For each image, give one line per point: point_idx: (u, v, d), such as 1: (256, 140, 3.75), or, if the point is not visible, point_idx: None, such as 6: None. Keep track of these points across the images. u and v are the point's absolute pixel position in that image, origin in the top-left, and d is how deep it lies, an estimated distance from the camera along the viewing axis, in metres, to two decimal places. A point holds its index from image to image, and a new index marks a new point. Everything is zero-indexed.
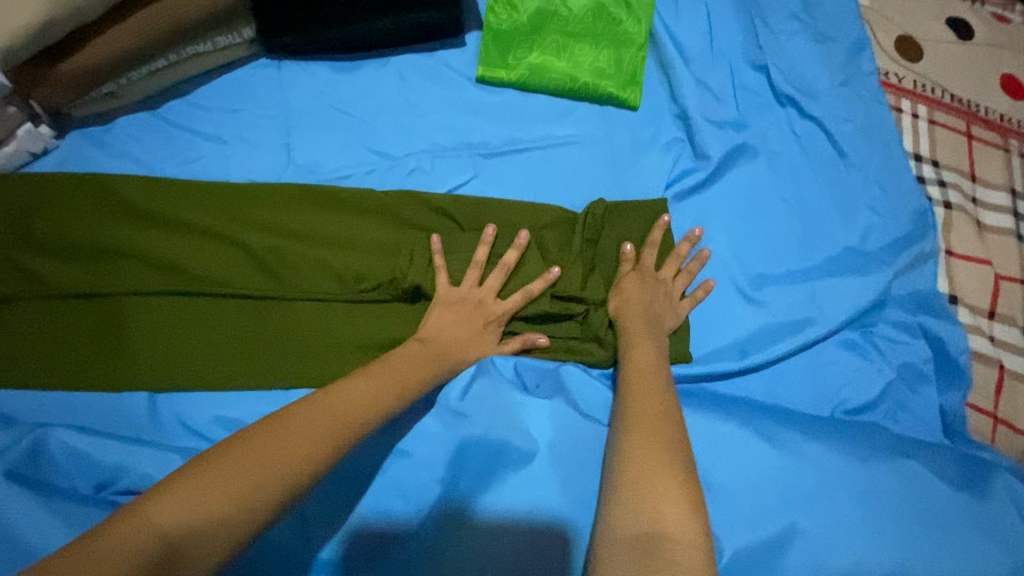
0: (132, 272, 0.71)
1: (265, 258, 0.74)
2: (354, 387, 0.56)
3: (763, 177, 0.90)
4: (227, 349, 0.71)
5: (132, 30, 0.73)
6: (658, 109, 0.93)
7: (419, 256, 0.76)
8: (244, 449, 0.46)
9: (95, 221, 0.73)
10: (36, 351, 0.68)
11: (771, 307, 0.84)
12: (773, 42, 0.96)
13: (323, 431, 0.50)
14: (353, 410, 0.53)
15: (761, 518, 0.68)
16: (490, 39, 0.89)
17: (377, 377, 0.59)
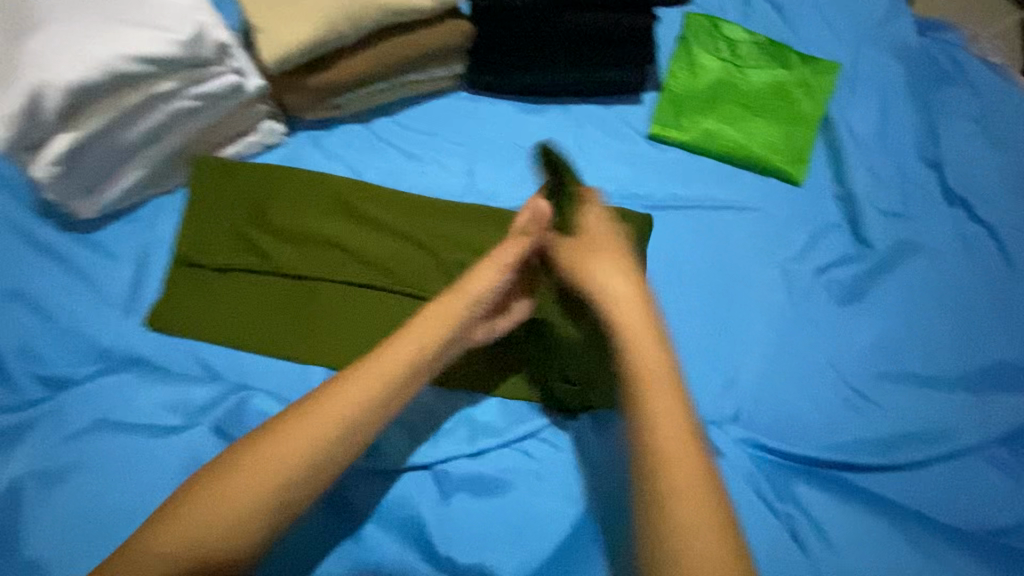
0: (343, 263, 0.79)
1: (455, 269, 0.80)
2: (321, 411, 0.50)
3: (923, 274, 0.89)
4: None
5: (374, 56, 0.84)
6: (822, 188, 0.94)
7: None
8: (223, 477, 0.48)
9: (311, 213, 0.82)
10: (252, 321, 0.76)
11: (921, 407, 0.82)
12: (950, 141, 0.96)
13: (284, 473, 0.48)
14: (317, 445, 0.49)
15: None
16: (668, 100, 0.95)
17: (324, 405, 0.50)
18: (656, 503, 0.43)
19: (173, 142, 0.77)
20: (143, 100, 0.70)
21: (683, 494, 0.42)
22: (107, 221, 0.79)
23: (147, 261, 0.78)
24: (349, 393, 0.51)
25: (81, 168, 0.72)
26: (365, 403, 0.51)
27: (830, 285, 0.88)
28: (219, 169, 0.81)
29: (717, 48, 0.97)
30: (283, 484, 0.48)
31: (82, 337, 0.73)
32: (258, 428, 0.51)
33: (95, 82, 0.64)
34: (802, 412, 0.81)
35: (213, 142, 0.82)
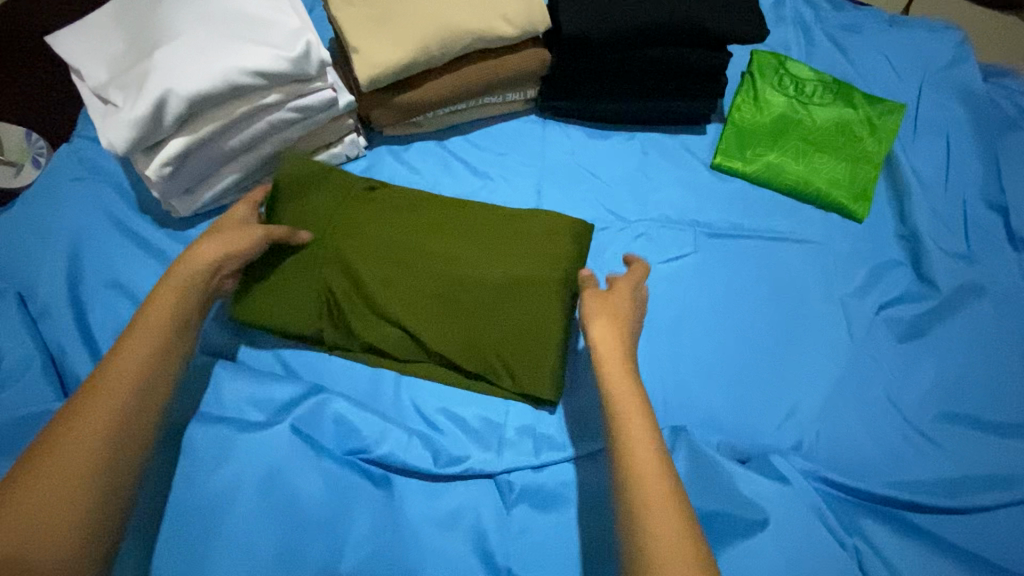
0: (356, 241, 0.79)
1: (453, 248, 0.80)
2: (84, 413, 0.57)
3: (987, 317, 0.88)
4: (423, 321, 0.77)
5: (455, 79, 0.88)
6: (884, 226, 0.95)
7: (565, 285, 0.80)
8: (50, 453, 0.55)
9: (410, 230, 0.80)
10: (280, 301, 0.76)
11: (984, 452, 0.81)
12: (1015, 187, 0.96)
13: (82, 467, 0.55)
14: (101, 430, 0.57)
15: None
16: (733, 133, 0.98)
17: (95, 394, 0.59)
18: (654, 538, 0.52)
19: (268, 150, 0.82)
20: (251, 110, 0.75)
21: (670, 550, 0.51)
22: (199, 222, 0.86)
23: None
24: (105, 390, 0.59)
25: (186, 170, 0.77)
26: (127, 392, 0.60)
27: (891, 323, 0.88)
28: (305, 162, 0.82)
29: (782, 85, 1.00)
30: (99, 471, 0.56)
31: None
32: (36, 441, 0.57)
33: (214, 93, 0.70)
34: (862, 448, 0.80)
35: (301, 152, 0.87)
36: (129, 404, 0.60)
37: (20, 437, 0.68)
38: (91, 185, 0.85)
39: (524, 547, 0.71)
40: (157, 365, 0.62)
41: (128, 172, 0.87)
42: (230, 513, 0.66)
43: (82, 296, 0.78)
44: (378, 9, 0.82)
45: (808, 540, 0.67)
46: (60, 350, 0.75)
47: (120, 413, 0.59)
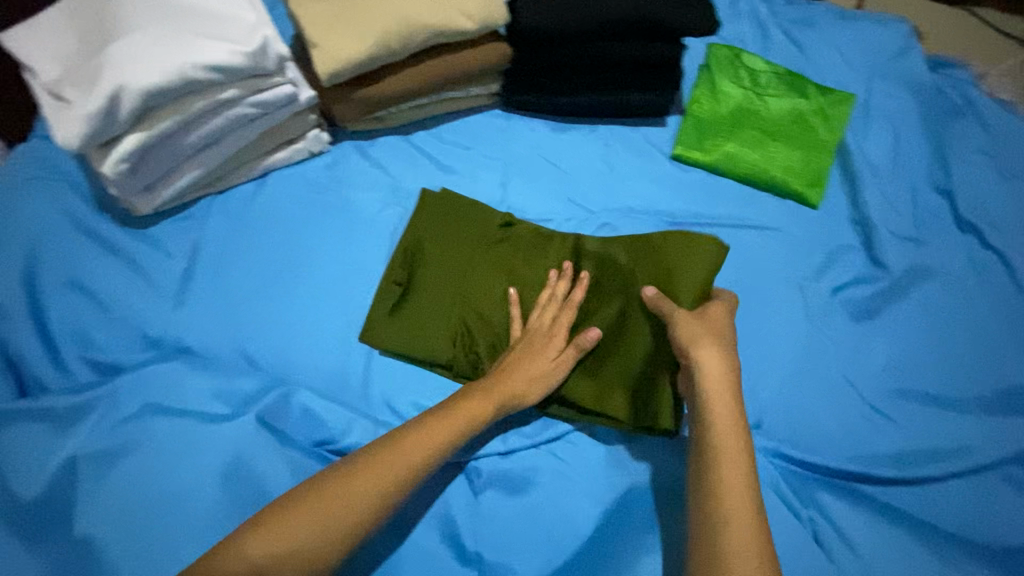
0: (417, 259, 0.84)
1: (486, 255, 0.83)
2: (391, 458, 0.61)
3: (935, 296, 0.92)
4: (424, 323, 0.79)
5: (417, 73, 0.89)
6: (839, 212, 0.98)
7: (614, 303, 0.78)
8: (315, 497, 0.57)
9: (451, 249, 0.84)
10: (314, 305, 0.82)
11: (935, 426, 0.84)
12: (960, 172, 1.01)
13: (359, 505, 0.57)
14: (392, 479, 0.59)
15: None
16: (692, 124, 1.00)
17: (401, 440, 0.62)
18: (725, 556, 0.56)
19: (230, 146, 0.82)
20: (210, 105, 0.75)
21: (742, 538, 0.57)
22: (161, 219, 0.85)
23: (196, 258, 0.83)
24: (408, 439, 0.63)
25: (145, 166, 0.77)
26: (418, 454, 0.62)
27: (846, 304, 0.92)
28: (450, 200, 0.88)
29: (739, 77, 1.03)
30: (366, 512, 0.58)
31: (135, 325, 0.77)
32: (343, 460, 0.61)
33: (169, 87, 0.69)
34: (821, 425, 0.83)
35: (263, 148, 0.87)
36: (422, 467, 0.62)
37: None
38: (48, 183, 0.84)
39: (492, 532, 0.72)
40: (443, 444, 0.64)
41: (86, 170, 0.86)
42: (192, 505, 0.65)
43: (41, 295, 0.77)
44: (336, 4, 0.83)
45: (760, 508, 0.72)
46: (18, 350, 0.74)
47: (421, 467, 0.61)
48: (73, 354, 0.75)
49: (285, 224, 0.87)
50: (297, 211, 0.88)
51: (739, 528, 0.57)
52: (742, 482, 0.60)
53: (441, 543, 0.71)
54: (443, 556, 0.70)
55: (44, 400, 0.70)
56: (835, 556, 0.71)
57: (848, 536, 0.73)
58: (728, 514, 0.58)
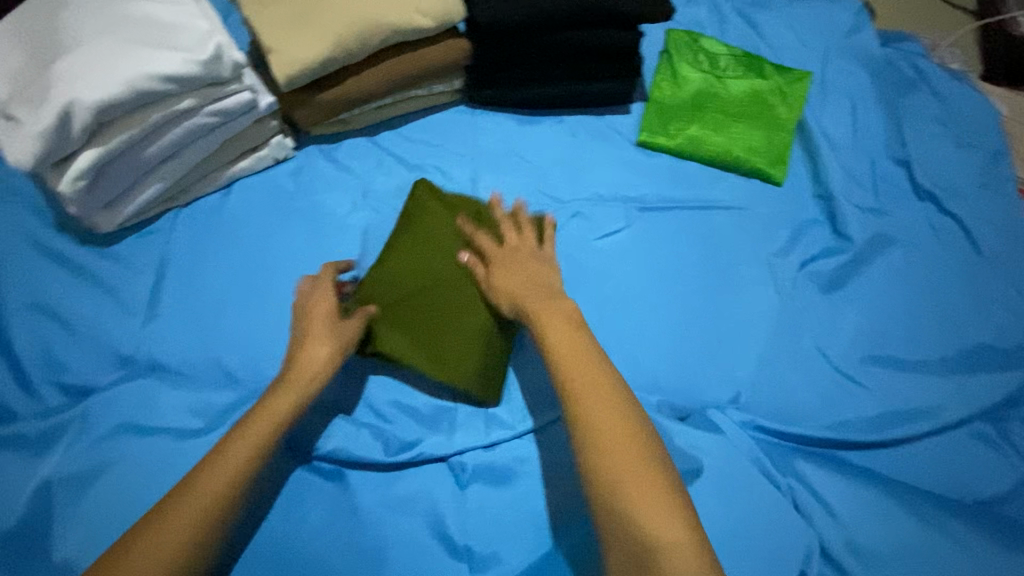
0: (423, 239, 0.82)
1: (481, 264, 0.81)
2: (231, 449, 0.61)
3: (899, 264, 0.95)
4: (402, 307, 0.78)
5: (377, 72, 0.88)
6: (802, 187, 1.00)
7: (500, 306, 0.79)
8: (146, 531, 0.55)
9: (432, 255, 0.81)
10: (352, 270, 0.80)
11: (906, 388, 0.86)
12: (916, 141, 1.04)
13: (197, 513, 0.57)
14: (227, 479, 0.59)
15: None
16: (655, 110, 1.01)
17: (245, 432, 0.62)
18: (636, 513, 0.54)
19: (191, 157, 0.81)
20: (166, 117, 0.74)
21: (637, 482, 0.55)
22: (126, 235, 0.84)
23: (164, 273, 0.82)
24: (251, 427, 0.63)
25: (104, 183, 0.75)
26: (260, 437, 0.62)
27: (814, 277, 0.94)
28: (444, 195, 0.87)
29: (698, 61, 1.04)
30: (220, 508, 0.58)
31: (105, 344, 0.76)
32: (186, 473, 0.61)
33: (122, 100, 0.68)
34: (796, 395, 0.85)
35: (226, 158, 0.87)
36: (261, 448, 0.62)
37: None
38: (5, 207, 0.82)
39: (481, 523, 0.72)
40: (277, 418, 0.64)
41: (44, 190, 0.83)
42: None
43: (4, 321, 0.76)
44: (291, 8, 0.82)
45: (740, 479, 0.74)
46: None
47: (255, 454, 0.62)
48: (42, 378, 0.73)
49: (253, 233, 0.86)
50: (264, 218, 0.88)
51: (625, 473, 0.55)
52: (627, 433, 0.58)
53: (431, 538, 0.71)
54: (434, 550, 0.70)
55: (15, 427, 0.69)
56: (816, 520, 0.73)
57: (827, 500, 0.75)
58: (610, 456, 0.56)
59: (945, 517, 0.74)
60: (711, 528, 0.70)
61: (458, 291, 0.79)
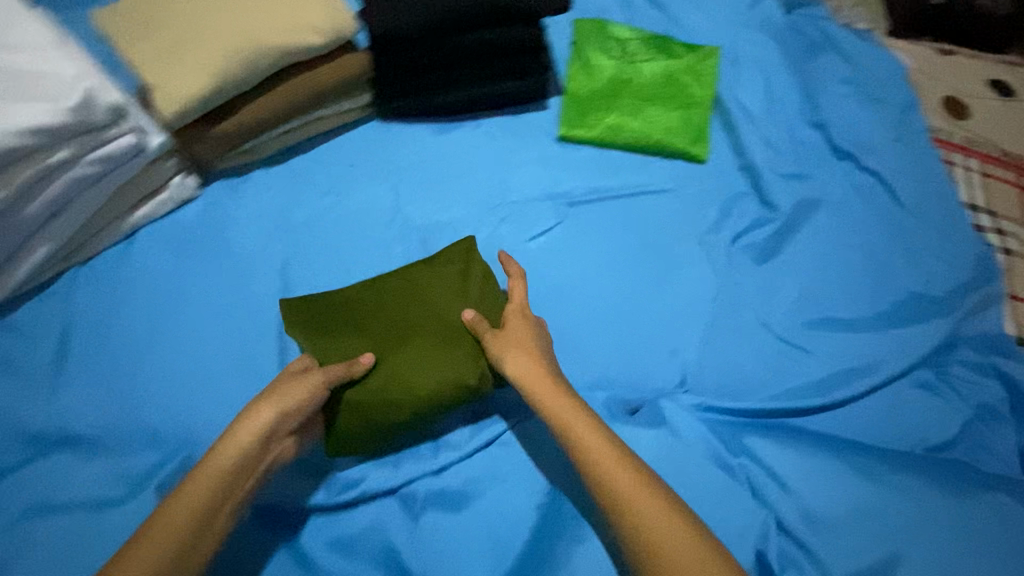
0: (408, 281, 0.78)
1: (452, 332, 0.74)
2: (188, 494, 0.56)
3: (827, 226, 0.96)
4: (353, 337, 0.73)
5: (275, 97, 0.85)
6: (726, 162, 1.01)
7: (444, 371, 0.72)
8: (131, 552, 0.53)
9: (433, 307, 0.75)
10: (365, 293, 0.77)
11: (845, 348, 0.87)
12: (828, 104, 1.05)
13: (188, 525, 0.55)
14: (218, 487, 0.58)
15: (862, 548, 0.70)
16: (571, 102, 1.00)
17: (209, 468, 0.58)
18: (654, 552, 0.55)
19: (80, 212, 0.76)
20: (39, 174, 0.69)
21: (632, 489, 0.58)
22: (21, 301, 0.78)
23: (70, 338, 0.77)
24: (202, 479, 0.57)
25: None
26: (200, 502, 0.56)
27: (747, 251, 0.94)
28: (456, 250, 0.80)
29: (608, 48, 1.04)
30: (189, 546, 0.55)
31: (10, 421, 0.71)
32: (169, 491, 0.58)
33: None
34: (742, 370, 0.85)
35: (123, 205, 0.81)
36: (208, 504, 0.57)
37: None
38: None
39: (436, 551, 0.69)
40: (248, 452, 0.60)
41: None
42: None
43: None
44: (170, 40, 0.78)
45: (688, 467, 0.74)
46: None
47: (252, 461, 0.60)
48: None
49: (164, 280, 0.82)
50: (173, 266, 0.83)
51: (625, 482, 0.59)
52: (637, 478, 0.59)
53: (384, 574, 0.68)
54: None
55: None
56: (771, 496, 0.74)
57: (778, 472, 0.75)
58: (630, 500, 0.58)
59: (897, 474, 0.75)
60: None
61: (446, 355, 0.72)
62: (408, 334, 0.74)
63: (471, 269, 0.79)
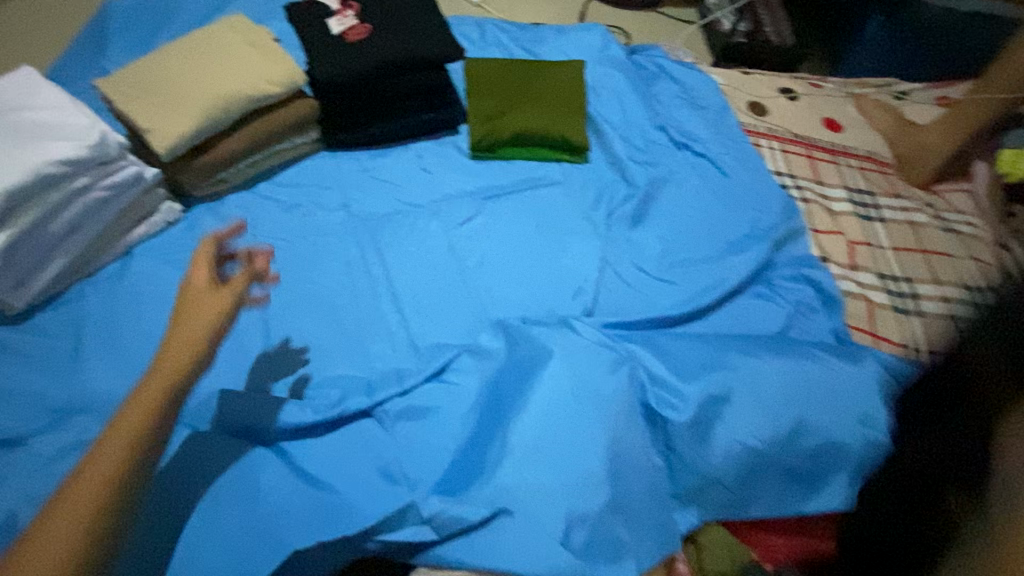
0: (497, 78, 1.33)
1: (528, 96, 1.31)
2: (183, 325, 0.71)
3: (677, 195, 1.29)
4: (509, 106, 1.29)
5: (242, 135, 1.09)
6: (598, 158, 1.34)
7: (553, 107, 1.30)
8: (53, 514, 0.54)
9: (546, 103, 1.31)
10: (472, 87, 1.31)
11: (702, 274, 1.17)
12: (666, 114, 1.43)
13: (107, 477, 0.57)
14: (118, 454, 0.58)
15: (711, 381, 0.90)
16: (490, 105, 1.28)
17: (119, 431, 0.60)
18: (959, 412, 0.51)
19: (91, 229, 0.96)
20: (63, 198, 0.90)
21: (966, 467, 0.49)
22: (39, 309, 0.94)
23: (83, 331, 0.92)
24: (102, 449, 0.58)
25: (15, 262, 0.89)
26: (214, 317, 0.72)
27: (621, 218, 1.25)
28: (554, 71, 1.36)
29: (521, 72, 1.35)
30: (93, 537, 0.54)
31: (36, 400, 0.85)
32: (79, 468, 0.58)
33: (21, 181, 0.84)
34: (627, 299, 1.13)
35: (122, 228, 1.01)
36: (163, 401, 0.64)
37: None
38: None
39: (408, 447, 0.85)
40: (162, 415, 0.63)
41: None
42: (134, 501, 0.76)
43: None
44: (156, 98, 1.03)
45: (583, 349, 0.90)
46: None
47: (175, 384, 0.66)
48: None
49: (157, 282, 0.99)
50: (162, 272, 1.00)
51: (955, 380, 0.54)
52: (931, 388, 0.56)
53: (356, 487, 0.81)
54: (368, 495, 0.79)
55: None
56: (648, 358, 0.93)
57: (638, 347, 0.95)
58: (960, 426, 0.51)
59: (759, 354, 0.96)
60: (567, 386, 0.85)
61: (550, 118, 1.29)
62: (535, 96, 1.31)
63: (570, 79, 1.35)
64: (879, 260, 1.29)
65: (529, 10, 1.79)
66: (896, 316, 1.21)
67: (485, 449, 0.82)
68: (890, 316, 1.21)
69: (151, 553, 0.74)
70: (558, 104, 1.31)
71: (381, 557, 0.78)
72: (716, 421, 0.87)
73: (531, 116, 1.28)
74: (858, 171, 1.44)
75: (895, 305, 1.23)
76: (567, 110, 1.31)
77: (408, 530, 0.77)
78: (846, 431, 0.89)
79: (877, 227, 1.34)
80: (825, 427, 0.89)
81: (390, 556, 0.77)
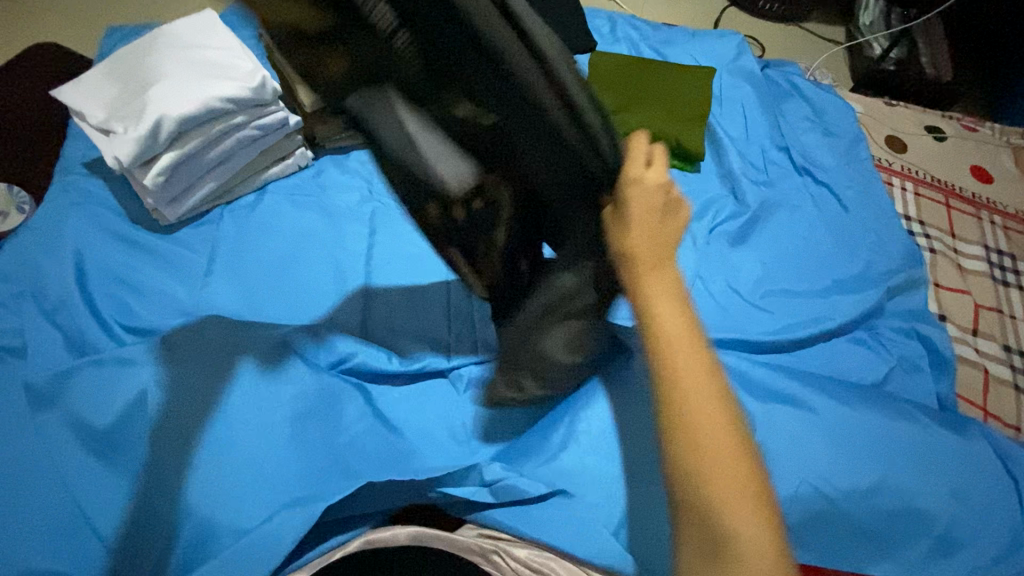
0: (625, 75, 1.31)
1: (652, 97, 1.29)
2: None
3: (788, 220, 1.23)
4: (632, 104, 1.27)
5: None
6: (711, 170, 1.30)
7: (676, 113, 1.27)
8: None
9: (669, 107, 1.28)
10: (599, 79, 1.30)
11: (801, 305, 1.12)
12: (792, 136, 1.36)
13: None
14: None
15: (788, 417, 0.91)
16: (612, 101, 1.27)
17: None
18: None
19: (237, 162, 1.07)
20: (223, 130, 1.02)
21: None
22: (184, 224, 1.08)
23: (214, 250, 1.04)
24: None
25: (175, 179, 1.01)
26: None
27: (723, 235, 1.21)
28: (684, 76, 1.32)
29: (650, 73, 1.32)
30: None
31: (171, 302, 0.98)
32: None
33: (196, 112, 0.97)
34: (715, 316, 1.10)
35: (262, 165, 1.12)
36: None
37: (52, 390, 0.86)
38: (89, 207, 1.06)
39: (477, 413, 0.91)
40: None
41: (113, 195, 1.08)
42: (231, 405, 0.84)
43: (89, 290, 0.98)
44: None
45: None
46: (79, 327, 0.94)
47: None
48: (120, 324, 0.95)
49: (281, 218, 1.09)
50: (286, 210, 1.10)
51: None
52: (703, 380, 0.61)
53: (428, 440, 0.88)
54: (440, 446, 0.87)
55: (122, 350, 0.89)
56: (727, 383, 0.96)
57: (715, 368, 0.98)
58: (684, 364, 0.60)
59: (847, 400, 0.94)
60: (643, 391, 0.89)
61: (669, 123, 1.26)
62: (659, 98, 1.29)
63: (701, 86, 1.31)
64: (1008, 330, 1.17)
65: (663, 11, 1.75)
66: (1015, 394, 1.09)
67: (556, 433, 0.88)
68: (1009, 393, 1.10)
69: (245, 451, 0.81)
70: (681, 111, 1.28)
71: (437, 506, 0.84)
72: (785, 459, 0.87)
73: (653, 118, 1.26)
74: (1002, 230, 1.29)
75: (1016, 382, 1.11)
76: (689, 118, 1.27)
77: (469, 487, 0.82)
78: (923, 504, 0.86)
79: (1012, 294, 1.21)
80: (901, 496, 0.86)
81: (446, 507, 0.83)
